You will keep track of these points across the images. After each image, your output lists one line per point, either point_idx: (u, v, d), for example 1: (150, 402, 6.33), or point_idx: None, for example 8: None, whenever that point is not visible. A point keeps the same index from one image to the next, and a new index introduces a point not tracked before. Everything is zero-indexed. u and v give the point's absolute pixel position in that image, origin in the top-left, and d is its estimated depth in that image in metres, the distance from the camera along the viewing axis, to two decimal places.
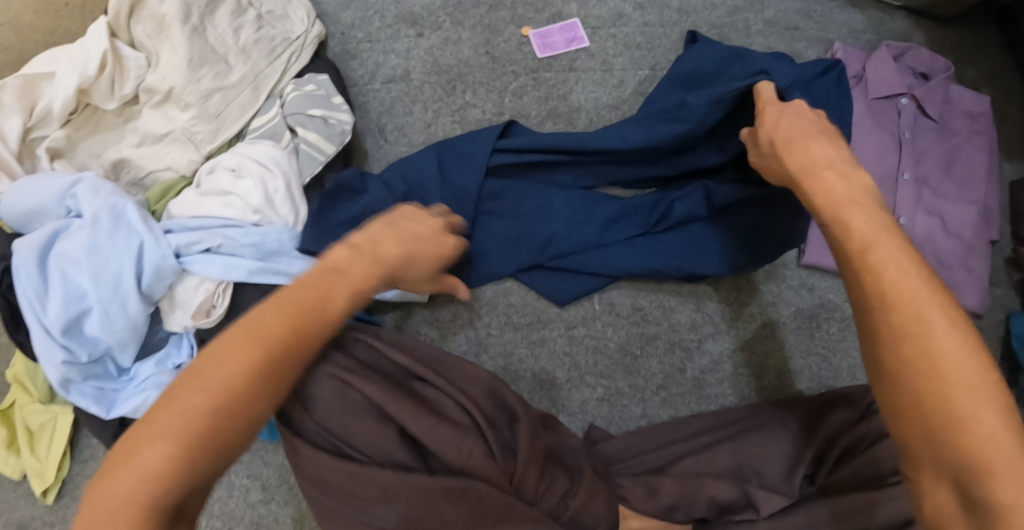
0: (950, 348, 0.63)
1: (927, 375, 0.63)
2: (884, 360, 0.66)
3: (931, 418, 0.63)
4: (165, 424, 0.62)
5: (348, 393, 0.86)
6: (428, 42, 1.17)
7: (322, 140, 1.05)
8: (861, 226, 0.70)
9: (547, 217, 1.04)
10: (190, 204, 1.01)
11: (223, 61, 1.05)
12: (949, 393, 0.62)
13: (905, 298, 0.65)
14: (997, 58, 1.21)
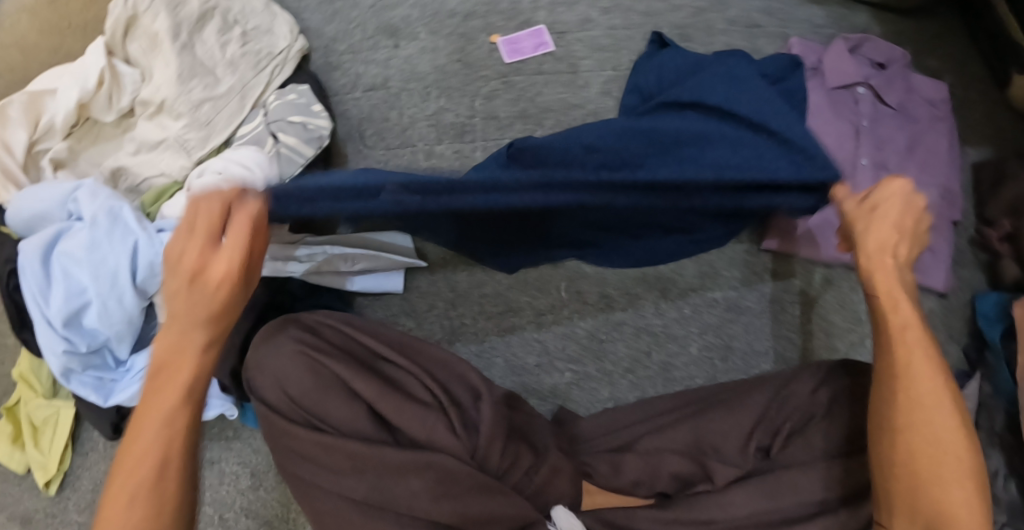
0: (940, 416, 0.76)
1: (923, 443, 0.75)
2: (897, 423, 0.76)
3: (916, 481, 0.74)
4: (127, 486, 0.73)
5: (318, 372, 0.91)
6: (405, 52, 1.24)
7: (302, 143, 1.12)
8: (907, 307, 0.78)
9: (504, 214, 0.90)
10: (181, 205, 1.08)
11: (211, 73, 1.13)
12: (940, 466, 0.74)
13: (925, 384, 0.76)
14: (958, 47, 1.24)
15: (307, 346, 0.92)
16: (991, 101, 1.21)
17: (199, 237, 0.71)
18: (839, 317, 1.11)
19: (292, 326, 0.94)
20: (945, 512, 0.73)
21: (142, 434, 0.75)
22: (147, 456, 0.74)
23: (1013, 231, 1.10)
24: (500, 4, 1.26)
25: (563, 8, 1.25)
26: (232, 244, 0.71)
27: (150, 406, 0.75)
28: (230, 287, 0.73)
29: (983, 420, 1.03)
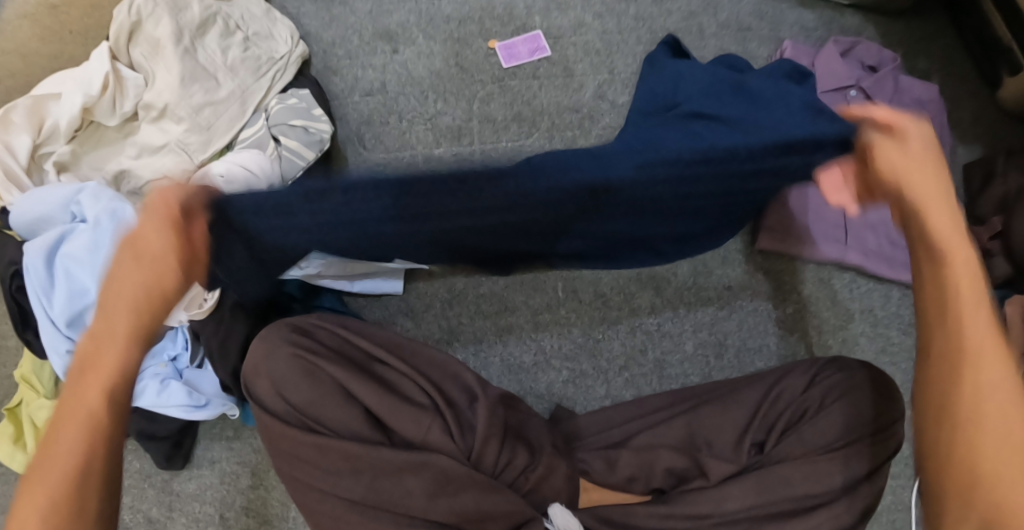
0: (995, 380, 0.68)
1: (972, 438, 0.68)
2: (957, 412, 0.69)
3: (966, 471, 0.67)
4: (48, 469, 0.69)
5: (314, 374, 0.92)
6: (403, 57, 1.26)
7: (302, 147, 1.14)
8: (962, 271, 0.72)
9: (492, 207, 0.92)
10: None
11: (213, 78, 1.15)
12: (987, 454, 0.67)
13: (972, 363, 0.69)
14: (948, 48, 1.25)
15: (305, 349, 0.94)
16: (981, 102, 1.23)
17: (159, 234, 0.72)
18: (830, 315, 1.14)
19: (288, 329, 0.95)
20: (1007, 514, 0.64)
21: (65, 416, 0.71)
22: (74, 433, 0.71)
23: (1003, 228, 1.11)
24: (495, 9, 1.28)
25: (557, 13, 1.27)
26: (157, 236, 0.72)
27: (78, 383, 0.72)
28: (156, 286, 0.73)
29: None
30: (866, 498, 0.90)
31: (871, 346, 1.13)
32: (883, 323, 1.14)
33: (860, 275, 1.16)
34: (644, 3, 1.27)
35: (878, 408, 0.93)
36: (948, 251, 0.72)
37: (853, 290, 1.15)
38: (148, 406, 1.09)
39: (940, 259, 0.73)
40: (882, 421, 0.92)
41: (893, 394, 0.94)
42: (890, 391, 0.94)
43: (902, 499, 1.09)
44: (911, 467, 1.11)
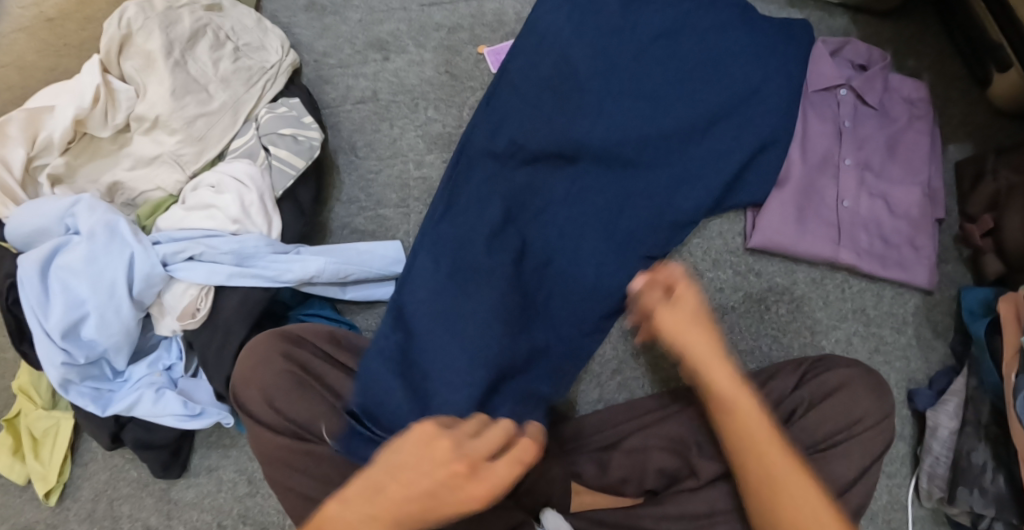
0: (787, 472, 0.82)
1: (761, 480, 0.83)
2: (740, 458, 0.85)
3: (755, 481, 0.84)
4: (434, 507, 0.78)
5: (300, 384, 0.97)
6: (394, 65, 1.28)
7: (292, 156, 1.13)
8: (744, 404, 0.85)
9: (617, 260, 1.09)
10: (176, 218, 1.10)
11: (205, 90, 1.15)
12: (772, 476, 0.82)
13: (764, 456, 0.83)
14: (938, 48, 1.25)
15: (292, 360, 0.98)
16: (971, 100, 1.23)
17: None
18: (823, 315, 1.14)
19: (279, 339, 0.98)
20: None
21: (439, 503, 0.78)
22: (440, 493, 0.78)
23: (994, 226, 1.11)
24: (484, 15, 1.29)
25: None
26: None
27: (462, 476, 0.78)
28: None
29: (970, 413, 1.04)
30: (861, 495, 0.91)
31: (864, 345, 1.14)
32: (875, 323, 1.14)
33: (852, 276, 1.16)
34: None
35: (874, 404, 0.93)
36: (767, 477, 0.83)
37: (845, 290, 1.15)
38: (144, 416, 1.10)
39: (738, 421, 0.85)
40: (875, 417, 0.93)
41: (884, 390, 0.95)
42: (881, 389, 0.95)
43: (900, 498, 1.09)
44: (908, 466, 1.10)
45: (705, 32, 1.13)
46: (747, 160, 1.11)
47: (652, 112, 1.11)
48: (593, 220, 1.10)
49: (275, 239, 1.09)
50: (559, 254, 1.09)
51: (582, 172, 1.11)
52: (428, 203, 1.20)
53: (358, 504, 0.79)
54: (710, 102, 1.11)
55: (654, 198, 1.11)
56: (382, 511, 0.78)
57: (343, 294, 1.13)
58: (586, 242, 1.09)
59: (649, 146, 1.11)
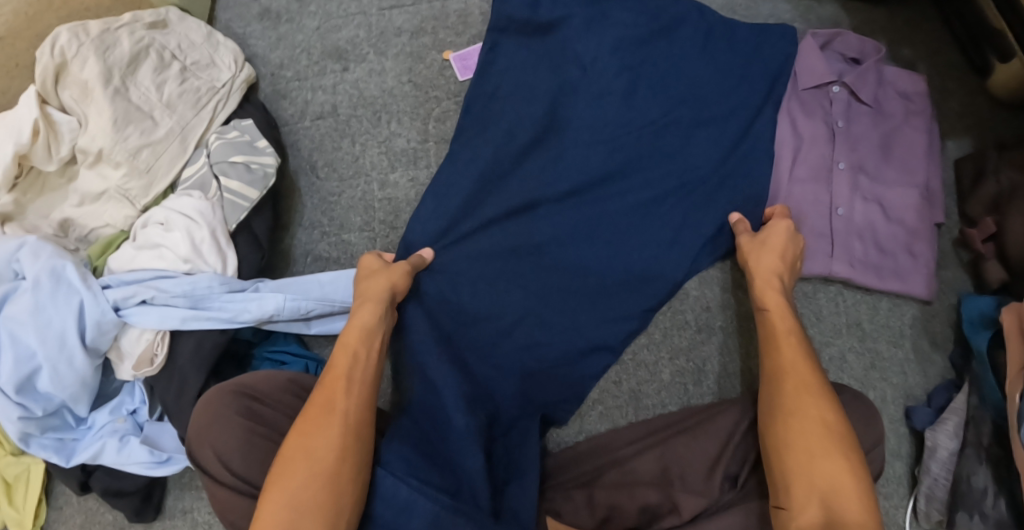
0: (807, 397, 0.84)
1: (785, 418, 0.83)
2: (773, 409, 0.85)
3: (776, 422, 0.84)
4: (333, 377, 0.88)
5: (257, 444, 0.89)
6: (354, 76, 1.22)
7: (245, 187, 1.05)
8: (790, 361, 0.87)
9: (616, 273, 1.04)
10: (127, 257, 1.04)
11: (149, 117, 1.08)
12: (795, 407, 0.83)
13: (789, 383, 0.85)
14: (933, 35, 1.19)
15: (251, 416, 0.90)
16: (971, 90, 1.17)
17: None
18: (816, 332, 1.10)
19: (236, 394, 0.91)
20: (805, 467, 0.80)
21: (336, 371, 0.89)
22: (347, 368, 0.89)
23: (996, 230, 1.05)
24: (448, 18, 1.23)
25: None
26: None
27: (345, 338, 0.92)
28: None
29: (970, 435, 0.99)
30: None
31: (860, 361, 1.09)
32: (871, 338, 1.10)
33: (846, 288, 1.11)
34: None
35: (862, 431, 0.89)
36: (790, 406, 0.84)
37: (839, 304, 1.11)
38: (110, 464, 1.05)
39: (779, 379, 0.86)
40: (863, 446, 0.88)
41: (873, 417, 0.90)
42: (870, 414, 0.90)
43: (898, 521, 1.04)
44: (905, 487, 1.06)
45: (681, 36, 1.10)
46: (730, 172, 1.06)
47: (636, 128, 1.07)
48: (586, 231, 1.06)
49: (230, 277, 1.02)
50: (568, 273, 1.05)
51: (580, 199, 1.06)
52: (392, 225, 1.14)
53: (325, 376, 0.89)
54: (691, 114, 1.07)
55: (631, 213, 1.05)
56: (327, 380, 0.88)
57: (308, 329, 1.07)
58: (589, 263, 1.05)
59: (627, 171, 1.06)
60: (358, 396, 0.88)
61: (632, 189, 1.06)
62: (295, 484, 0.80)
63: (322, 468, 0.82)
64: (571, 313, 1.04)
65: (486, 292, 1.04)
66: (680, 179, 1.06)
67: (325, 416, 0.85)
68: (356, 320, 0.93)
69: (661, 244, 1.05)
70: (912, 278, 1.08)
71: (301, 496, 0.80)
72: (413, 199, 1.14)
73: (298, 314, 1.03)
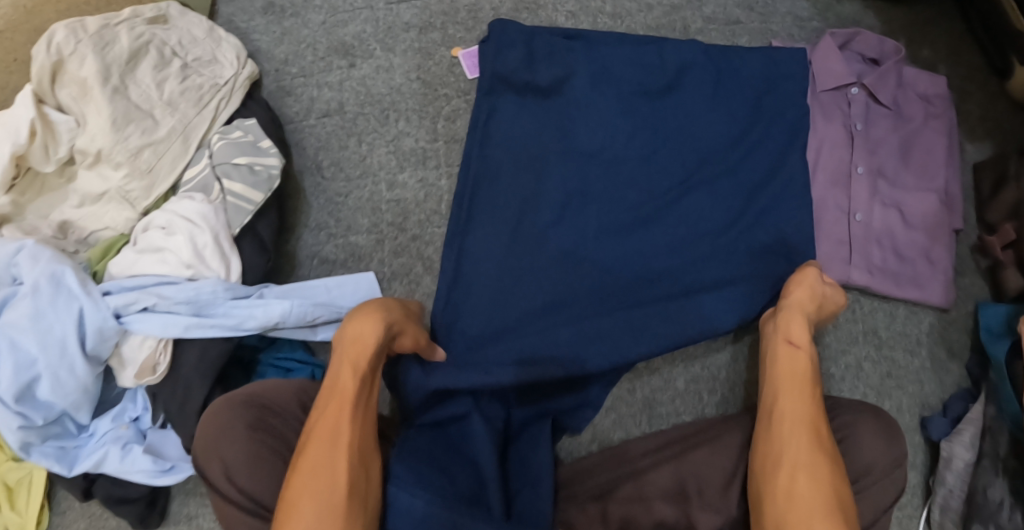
0: (800, 449, 0.83)
1: (776, 470, 0.83)
2: (767, 461, 0.85)
3: (769, 474, 0.83)
4: (345, 399, 0.84)
5: (263, 458, 0.86)
6: (360, 72, 1.19)
7: (249, 189, 1.02)
8: (790, 409, 0.86)
9: (653, 306, 1.04)
10: (127, 262, 1.00)
11: (149, 116, 1.04)
12: (784, 461, 0.83)
13: (784, 434, 0.84)
14: (953, 35, 1.17)
15: (258, 429, 0.88)
16: (991, 92, 1.15)
17: None
18: (832, 339, 1.09)
19: (242, 408, 0.88)
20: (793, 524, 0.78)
21: (347, 392, 0.85)
22: (362, 394, 0.86)
23: (1016, 237, 1.04)
24: (458, 13, 1.20)
25: (529, 14, 1.20)
26: None
27: (358, 356, 0.87)
28: None
29: (987, 446, 0.98)
30: None
31: (876, 370, 1.08)
32: (887, 346, 1.09)
33: (863, 295, 1.10)
34: None
35: (883, 451, 0.87)
36: (784, 460, 0.83)
37: (855, 312, 1.09)
38: (112, 473, 1.03)
39: (775, 429, 0.86)
40: (885, 465, 0.87)
41: (895, 437, 0.88)
42: (892, 433, 0.88)
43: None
44: (919, 497, 1.05)
45: (692, 60, 1.14)
46: (752, 201, 1.08)
47: (657, 141, 1.11)
48: (621, 254, 1.07)
49: (235, 283, 0.99)
50: (607, 299, 1.05)
51: (622, 222, 1.08)
52: (402, 228, 1.11)
53: (338, 396, 0.85)
54: (701, 128, 1.12)
55: (665, 246, 1.07)
56: (338, 401, 0.84)
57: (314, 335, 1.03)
58: (629, 295, 1.05)
59: (641, 185, 1.10)
60: (369, 428, 0.85)
61: (667, 222, 1.08)
62: (304, 509, 0.77)
63: (334, 501, 0.78)
64: (611, 343, 1.02)
65: (524, 312, 1.05)
66: (709, 215, 1.08)
67: (333, 436, 0.81)
68: (360, 334, 0.88)
69: (698, 278, 1.05)
70: (928, 286, 1.07)
71: (310, 521, 0.76)
72: (423, 201, 1.12)
73: (304, 322, 1.00)
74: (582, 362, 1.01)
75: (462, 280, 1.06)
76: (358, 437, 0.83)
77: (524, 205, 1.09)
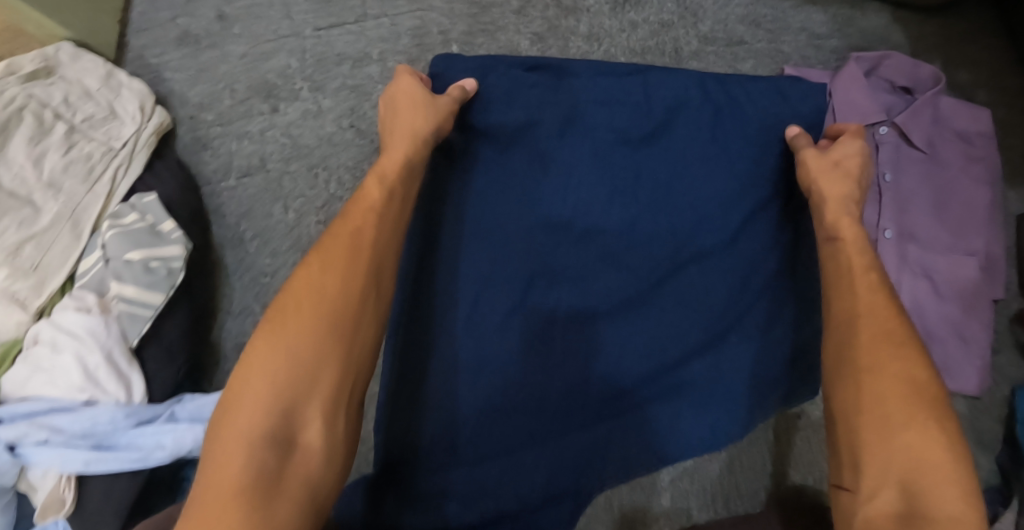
0: (891, 363, 0.66)
1: (853, 384, 0.67)
2: (847, 370, 0.68)
3: (845, 385, 0.68)
4: (338, 252, 0.71)
5: None
6: (286, 119, 1.00)
7: (144, 292, 0.86)
8: (864, 303, 0.71)
9: (625, 419, 0.85)
10: (20, 380, 0.85)
11: (28, 202, 0.88)
12: (869, 361, 0.67)
13: (871, 336, 0.69)
14: (998, 52, 0.97)
15: None
16: None
17: None
18: None
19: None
20: (906, 464, 0.62)
21: (332, 265, 0.70)
22: (357, 247, 0.72)
23: None
24: (402, 41, 1.01)
25: (485, 39, 1.00)
26: None
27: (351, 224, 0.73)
28: None
29: None
30: None
31: None
32: None
33: None
34: (599, 14, 1.00)
35: None
36: (866, 363, 0.67)
37: None
38: None
39: (848, 339, 0.70)
40: None
41: None
42: None
43: None
44: None
45: (687, 96, 0.89)
46: (756, 282, 0.87)
47: (638, 200, 0.88)
48: (587, 346, 0.85)
49: (138, 406, 0.85)
50: (569, 409, 0.84)
51: (594, 308, 0.86)
52: None
53: (326, 263, 0.70)
54: (699, 176, 0.88)
55: (644, 343, 0.86)
56: (324, 278, 0.69)
57: None
58: (599, 407, 0.85)
59: (641, 169, 0.88)
60: (367, 275, 0.71)
61: (648, 316, 0.86)
62: (296, 327, 0.66)
63: (318, 354, 0.66)
64: (573, 469, 0.83)
65: (462, 426, 0.83)
66: (703, 307, 0.86)
67: (351, 251, 0.71)
68: (350, 218, 0.74)
69: (684, 389, 0.85)
70: (963, 374, 0.89)
71: (302, 360, 0.65)
72: None
73: None
74: (592, 334, 0.86)
75: (431, 315, 0.85)
76: (354, 336, 0.69)
77: (467, 288, 0.85)
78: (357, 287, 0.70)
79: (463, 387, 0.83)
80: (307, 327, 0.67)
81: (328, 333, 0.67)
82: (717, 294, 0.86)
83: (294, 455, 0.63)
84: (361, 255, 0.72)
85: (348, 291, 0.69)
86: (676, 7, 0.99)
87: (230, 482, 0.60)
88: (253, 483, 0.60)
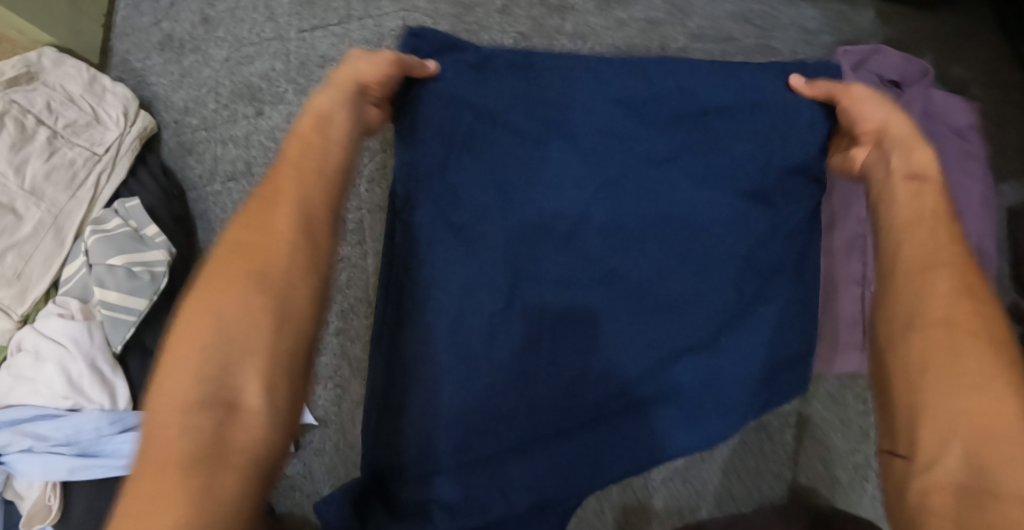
0: (967, 316, 0.53)
1: (921, 334, 0.54)
2: (903, 320, 0.55)
3: (903, 338, 0.55)
4: (258, 217, 0.58)
5: None
6: (269, 122, 0.99)
7: (128, 297, 0.86)
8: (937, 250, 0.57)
9: (614, 421, 0.80)
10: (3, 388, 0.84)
11: (9, 210, 0.87)
12: (937, 313, 0.54)
13: (941, 286, 0.55)
14: (989, 46, 0.96)
15: None
16: None
17: None
18: (839, 438, 0.89)
19: None
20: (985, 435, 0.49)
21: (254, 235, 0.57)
22: (281, 214, 0.59)
23: None
24: (387, 43, 1.00)
25: (473, 39, 0.99)
26: None
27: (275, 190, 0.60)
28: None
29: None
30: None
31: None
32: None
33: None
34: (587, 12, 0.99)
35: None
36: (933, 308, 0.54)
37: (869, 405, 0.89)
38: None
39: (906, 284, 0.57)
40: None
41: None
42: None
43: None
44: None
45: None
46: (755, 293, 0.80)
47: (625, 190, 0.80)
48: (584, 351, 0.79)
49: (123, 412, 0.84)
50: (560, 415, 0.79)
51: (587, 310, 0.79)
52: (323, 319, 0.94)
53: (243, 235, 0.58)
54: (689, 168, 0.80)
55: (639, 345, 0.79)
56: (244, 255, 0.57)
57: None
58: (592, 412, 0.80)
59: (644, 154, 0.80)
60: (295, 248, 0.58)
61: (641, 320, 0.80)
62: (218, 289, 0.55)
63: (245, 343, 0.53)
64: (562, 477, 0.80)
65: (448, 434, 0.78)
66: (696, 313, 0.80)
67: (274, 201, 0.59)
68: (276, 180, 0.61)
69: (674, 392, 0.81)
70: None
71: (233, 324, 0.54)
72: (345, 287, 0.95)
73: None
74: (597, 329, 0.79)
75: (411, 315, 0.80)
76: (287, 324, 0.55)
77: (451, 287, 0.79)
78: (283, 261, 0.57)
79: (447, 392, 0.78)
80: (227, 312, 0.54)
81: (247, 320, 0.54)
82: (712, 301, 0.79)
83: (235, 421, 0.51)
84: (289, 226, 0.58)
85: (273, 265, 0.57)
86: (664, 5, 0.99)
87: (167, 454, 0.49)
88: (183, 453, 0.49)
